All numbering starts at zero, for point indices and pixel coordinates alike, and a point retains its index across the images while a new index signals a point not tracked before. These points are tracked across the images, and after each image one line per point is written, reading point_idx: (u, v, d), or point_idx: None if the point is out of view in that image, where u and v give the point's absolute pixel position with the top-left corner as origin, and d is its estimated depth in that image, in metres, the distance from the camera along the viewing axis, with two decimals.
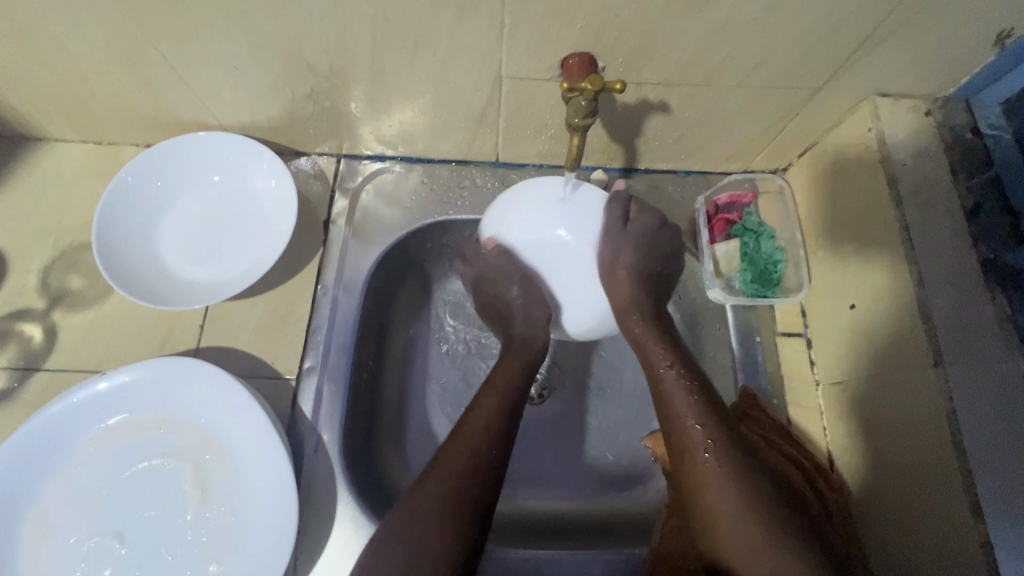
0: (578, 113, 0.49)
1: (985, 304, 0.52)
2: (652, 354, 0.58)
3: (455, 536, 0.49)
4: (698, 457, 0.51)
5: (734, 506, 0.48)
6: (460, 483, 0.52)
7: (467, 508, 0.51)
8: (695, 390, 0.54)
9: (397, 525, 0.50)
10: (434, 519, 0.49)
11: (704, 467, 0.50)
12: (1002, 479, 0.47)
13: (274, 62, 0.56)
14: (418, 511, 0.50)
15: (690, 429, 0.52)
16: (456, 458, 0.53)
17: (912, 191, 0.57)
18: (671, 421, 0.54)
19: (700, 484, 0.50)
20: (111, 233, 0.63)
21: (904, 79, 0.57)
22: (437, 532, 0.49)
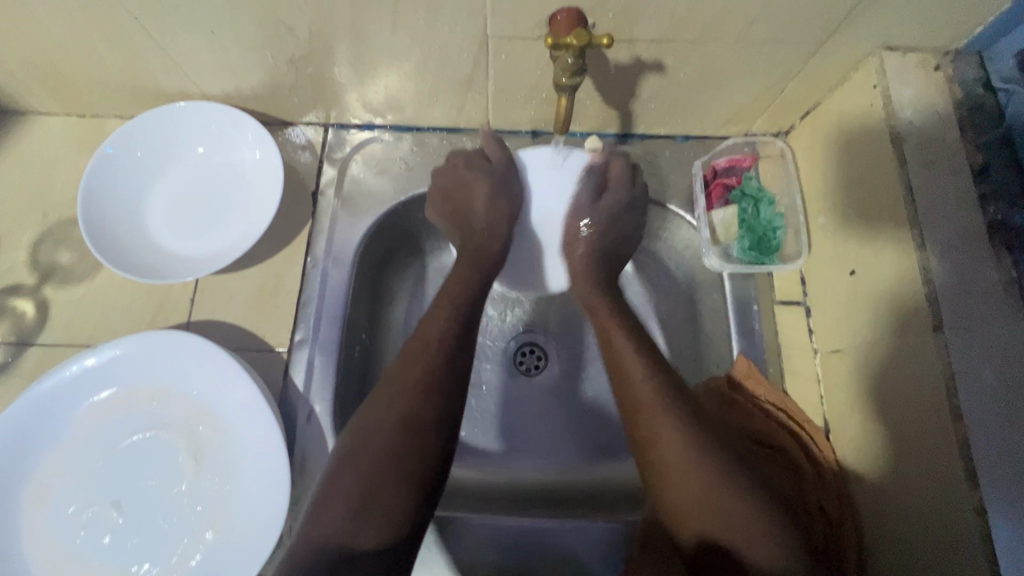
0: (566, 72, 0.48)
1: (990, 268, 0.50)
2: (598, 313, 0.61)
3: (414, 457, 0.49)
4: (650, 410, 0.53)
5: (684, 457, 0.50)
6: (415, 406, 0.51)
7: (418, 432, 0.50)
8: (641, 348, 0.57)
9: (350, 459, 0.49)
10: (389, 439, 0.49)
11: (654, 420, 0.52)
12: (1001, 445, 0.46)
13: (252, 25, 0.54)
14: (362, 439, 0.49)
15: (639, 380, 0.55)
16: (408, 382, 0.52)
17: (917, 149, 0.54)
18: (623, 378, 0.56)
19: (647, 430, 0.52)
20: (95, 208, 0.62)
21: (913, 31, 0.54)
22: (391, 461, 0.48)
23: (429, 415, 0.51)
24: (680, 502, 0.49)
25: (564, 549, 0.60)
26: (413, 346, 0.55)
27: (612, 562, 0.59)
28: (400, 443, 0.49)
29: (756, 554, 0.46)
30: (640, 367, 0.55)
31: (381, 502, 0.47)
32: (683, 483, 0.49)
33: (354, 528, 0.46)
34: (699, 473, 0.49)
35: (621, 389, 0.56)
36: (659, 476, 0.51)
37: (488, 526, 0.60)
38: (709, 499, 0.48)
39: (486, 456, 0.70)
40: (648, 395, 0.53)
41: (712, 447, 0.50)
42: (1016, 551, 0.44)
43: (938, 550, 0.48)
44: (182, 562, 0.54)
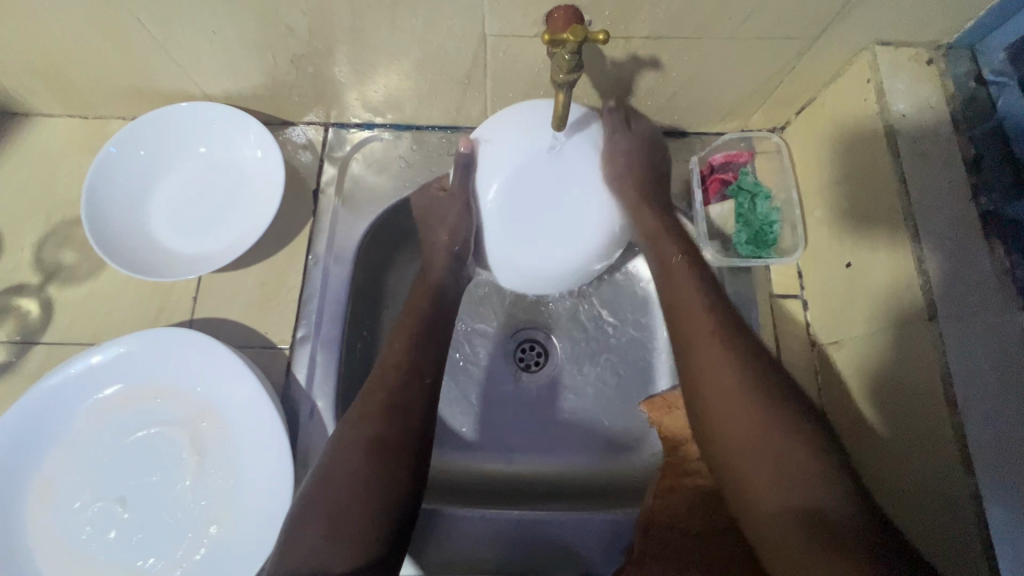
0: (563, 68, 0.47)
1: (984, 258, 0.51)
2: (663, 241, 0.59)
3: (382, 484, 0.49)
4: (701, 340, 0.52)
5: (736, 395, 0.48)
6: (378, 430, 0.51)
7: (386, 455, 0.50)
8: (702, 281, 0.56)
9: (316, 488, 0.48)
10: (354, 466, 0.49)
11: (708, 349, 0.51)
12: (996, 431, 0.47)
13: (252, 25, 0.54)
14: (332, 465, 0.49)
15: (699, 313, 0.53)
16: (372, 406, 0.52)
17: (911, 142, 0.55)
18: (678, 310, 0.55)
19: (697, 357, 0.52)
20: (99, 207, 0.63)
21: (905, 26, 0.55)
22: (357, 488, 0.48)
23: (392, 437, 0.51)
24: (730, 428, 0.48)
25: (564, 544, 0.60)
26: (379, 366, 0.56)
27: (612, 555, 0.59)
28: (367, 467, 0.49)
29: (816, 491, 0.43)
30: (699, 300, 0.54)
31: (352, 526, 0.47)
32: (738, 421, 0.48)
33: (325, 553, 0.46)
34: (760, 417, 0.47)
35: (681, 318, 0.54)
36: (713, 420, 0.49)
37: (489, 519, 0.61)
38: (762, 435, 0.46)
39: (485, 451, 0.70)
40: (703, 330, 0.52)
41: (772, 392, 0.48)
42: (1012, 536, 0.44)
43: (932, 538, 0.49)
44: (187, 556, 0.54)
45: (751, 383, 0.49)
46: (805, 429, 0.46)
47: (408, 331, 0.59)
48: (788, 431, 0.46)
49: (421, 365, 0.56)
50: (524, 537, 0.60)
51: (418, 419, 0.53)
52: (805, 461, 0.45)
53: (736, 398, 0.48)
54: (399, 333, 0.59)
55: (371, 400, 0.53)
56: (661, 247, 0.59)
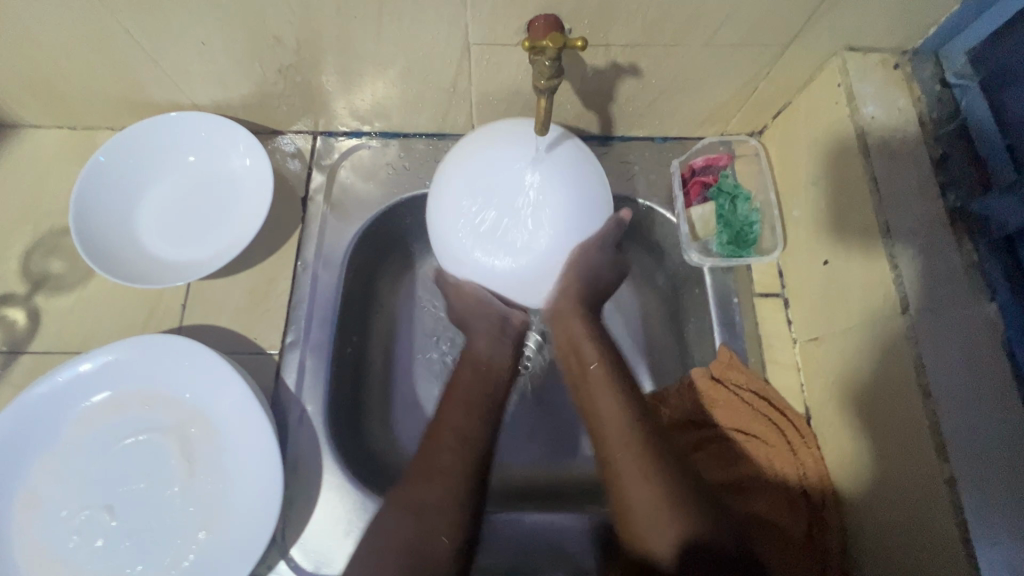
0: (543, 75, 0.49)
1: (953, 252, 0.53)
2: (562, 324, 0.61)
3: (435, 552, 0.48)
4: (597, 403, 0.56)
5: (622, 453, 0.52)
6: (427, 492, 0.51)
7: (435, 514, 0.50)
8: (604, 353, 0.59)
9: (365, 552, 0.48)
10: (397, 528, 0.49)
11: (605, 412, 0.55)
12: (969, 420, 0.48)
13: (241, 36, 0.56)
14: (384, 530, 0.50)
15: (606, 400, 0.55)
16: (419, 467, 0.53)
17: (880, 144, 0.57)
18: (590, 402, 0.57)
19: (600, 430, 0.55)
20: (87, 215, 0.64)
21: (872, 33, 0.57)
22: (402, 551, 0.48)
23: (433, 498, 0.51)
24: (631, 514, 0.50)
25: (554, 543, 0.60)
26: (439, 424, 0.56)
27: (603, 552, 0.60)
28: (412, 529, 0.49)
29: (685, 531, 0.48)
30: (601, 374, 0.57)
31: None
32: (643, 493, 0.50)
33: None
34: (666, 492, 0.49)
35: (589, 408, 0.57)
36: (620, 493, 0.51)
37: (480, 519, 0.61)
38: (660, 501, 0.49)
39: None
40: (607, 398, 0.56)
41: (659, 462, 0.51)
42: (988, 521, 0.45)
43: (914, 528, 0.50)
44: (175, 564, 0.54)
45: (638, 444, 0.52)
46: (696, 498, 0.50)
47: (462, 396, 0.59)
48: (668, 489, 0.49)
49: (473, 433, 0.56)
50: (516, 538, 0.60)
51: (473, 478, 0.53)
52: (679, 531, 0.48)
53: (647, 492, 0.50)
54: (451, 399, 0.59)
55: (421, 463, 0.53)
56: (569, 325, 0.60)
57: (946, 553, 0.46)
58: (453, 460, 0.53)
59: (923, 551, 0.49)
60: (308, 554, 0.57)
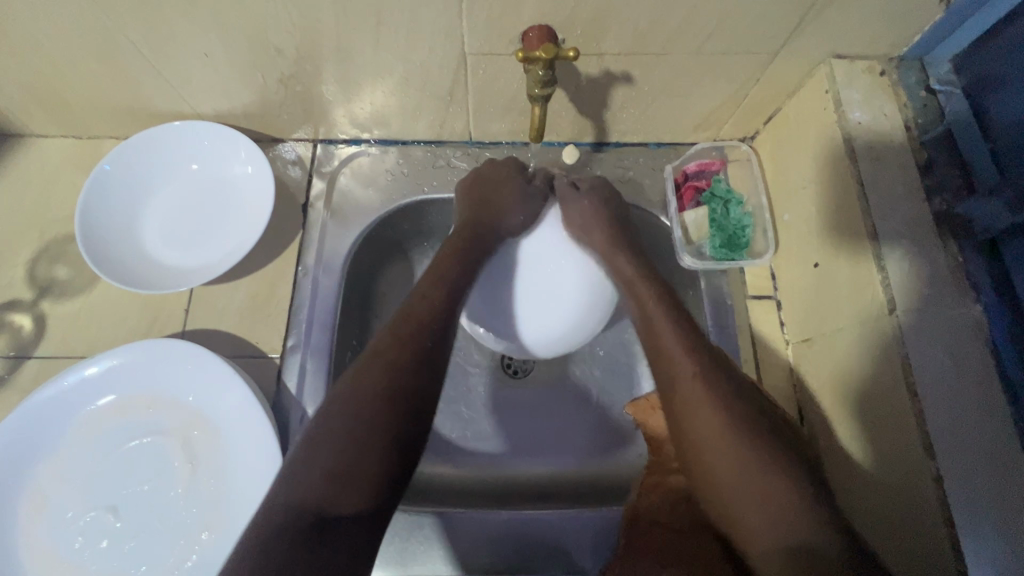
0: (538, 83, 0.51)
1: (939, 254, 0.54)
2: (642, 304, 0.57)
3: (390, 429, 0.45)
4: (687, 404, 0.48)
5: (707, 410, 0.47)
6: (405, 369, 0.48)
7: (406, 401, 0.47)
8: (685, 328, 0.53)
9: (329, 415, 0.45)
10: (375, 402, 0.46)
11: (691, 394, 0.48)
12: (956, 419, 0.49)
13: (243, 47, 0.57)
14: (353, 384, 0.47)
15: (679, 357, 0.50)
16: (397, 354, 0.49)
17: (868, 148, 0.58)
18: (660, 352, 0.52)
19: (669, 360, 0.51)
20: (92, 223, 0.65)
21: (858, 40, 0.59)
22: (377, 430, 0.45)
23: (415, 383, 0.48)
24: (720, 476, 0.45)
25: (553, 541, 0.61)
26: (409, 314, 0.52)
27: (600, 552, 0.61)
28: (377, 419, 0.45)
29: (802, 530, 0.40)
30: (679, 348, 0.51)
31: (357, 469, 0.43)
32: (724, 463, 0.45)
33: (322, 490, 0.42)
34: (752, 462, 0.44)
35: (659, 361, 0.52)
36: (707, 466, 0.46)
37: (479, 519, 0.62)
38: (750, 474, 0.43)
39: (475, 455, 0.72)
40: (684, 378, 0.49)
41: (750, 428, 0.46)
42: (975, 516, 0.46)
43: (904, 524, 0.51)
44: (178, 564, 0.55)
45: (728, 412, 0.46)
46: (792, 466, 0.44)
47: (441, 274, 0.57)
48: (766, 460, 0.44)
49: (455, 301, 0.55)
50: (514, 537, 0.61)
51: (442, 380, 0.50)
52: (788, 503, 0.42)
53: (732, 464, 0.44)
54: (432, 271, 0.57)
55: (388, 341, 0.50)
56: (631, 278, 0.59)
57: (934, 548, 0.47)
58: (416, 358, 0.49)
59: (912, 547, 0.50)
60: None
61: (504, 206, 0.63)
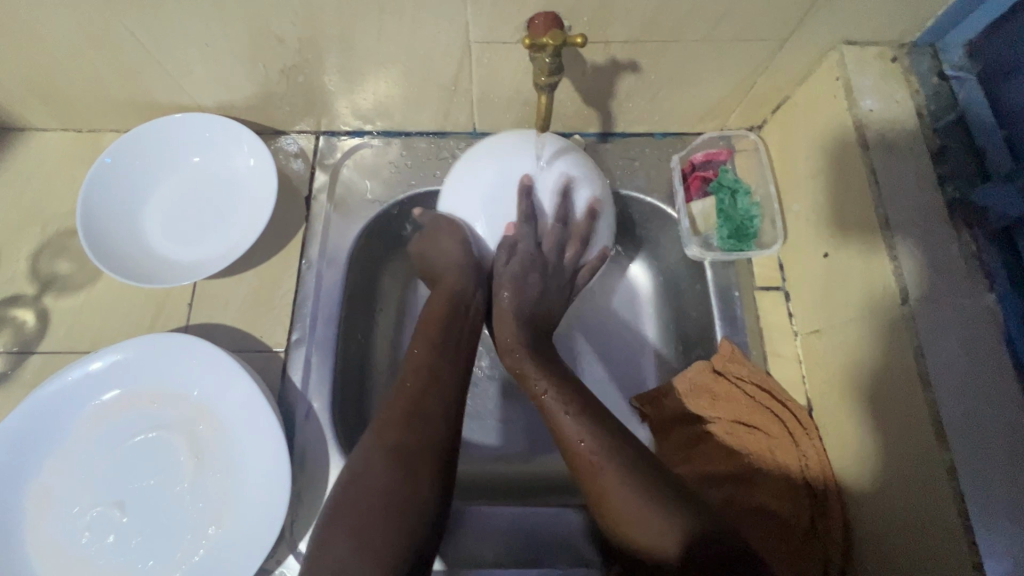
0: (544, 71, 0.50)
1: (952, 242, 0.53)
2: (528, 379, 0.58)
3: (405, 489, 0.48)
4: (593, 472, 0.51)
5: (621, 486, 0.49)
6: (401, 435, 0.51)
7: (416, 460, 0.50)
8: (570, 402, 0.55)
9: (343, 498, 0.48)
10: (379, 474, 0.49)
11: (597, 470, 0.51)
12: (970, 408, 0.48)
13: (243, 36, 0.56)
14: (360, 467, 0.49)
15: (573, 437, 0.53)
16: (393, 414, 0.53)
17: (879, 136, 0.58)
18: (563, 438, 0.54)
19: (563, 434, 0.54)
20: (94, 216, 0.64)
21: (869, 26, 0.58)
22: (384, 497, 0.47)
23: (414, 443, 0.51)
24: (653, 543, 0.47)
25: (561, 536, 0.60)
26: (410, 374, 0.56)
27: (607, 547, 0.60)
28: (389, 478, 0.48)
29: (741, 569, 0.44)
30: (575, 427, 0.53)
31: (377, 539, 0.45)
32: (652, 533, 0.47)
33: (351, 564, 0.44)
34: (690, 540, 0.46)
35: (564, 446, 0.54)
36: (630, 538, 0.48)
37: (486, 517, 0.62)
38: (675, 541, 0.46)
39: (483, 449, 0.71)
40: (581, 453, 0.52)
41: (660, 489, 0.49)
42: (989, 506, 0.46)
43: (917, 514, 0.50)
44: (186, 559, 0.55)
45: (630, 479, 0.49)
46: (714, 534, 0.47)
47: (428, 333, 0.60)
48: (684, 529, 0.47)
49: (442, 368, 0.57)
50: (521, 533, 0.61)
51: (438, 432, 0.52)
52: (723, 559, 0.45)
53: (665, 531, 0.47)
54: (418, 339, 0.60)
55: (394, 410, 0.53)
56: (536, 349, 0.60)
57: (948, 538, 0.47)
58: (416, 403, 0.54)
59: (927, 538, 0.49)
60: None
61: (453, 256, 0.62)
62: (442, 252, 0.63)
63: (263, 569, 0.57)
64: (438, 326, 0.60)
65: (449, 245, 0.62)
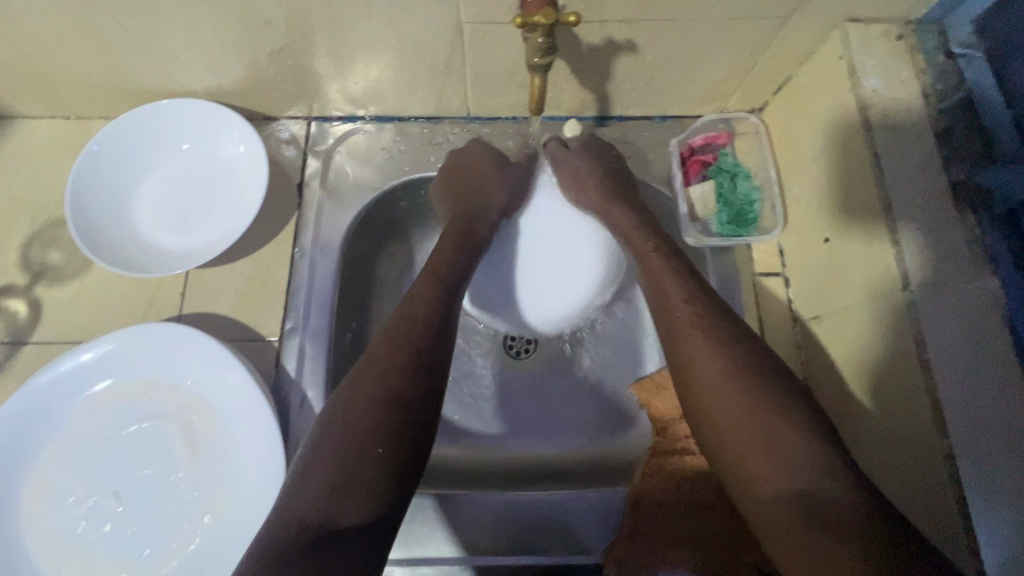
0: (537, 51, 0.49)
1: (956, 225, 0.52)
2: (637, 241, 0.61)
3: (388, 428, 0.47)
4: (691, 337, 0.52)
5: (724, 377, 0.48)
6: (399, 381, 0.50)
7: (398, 407, 0.48)
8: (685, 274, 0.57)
9: (328, 436, 0.46)
10: (366, 419, 0.47)
11: (694, 347, 0.51)
12: (970, 394, 0.48)
13: (228, 18, 0.54)
14: (345, 403, 0.48)
15: (675, 303, 0.55)
16: (384, 356, 0.51)
17: (883, 117, 0.56)
18: (662, 301, 0.56)
19: (661, 286, 0.57)
20: (82, 206, 0.63)
21: (875, 2, 0.56)
22: (378, 440, 0.46)
23: (411, 395, 0.49)
24: (731, 420, 0.47)
25: (558, 522, 0.60)
26: (405, 314, 0.54)
27: (604, 533, 0.60)
28: (374, 415, 0.47)
29: (809, 474, 0.41)
30: (677, 290, 0.55)
31: (361, 480, 0.44)
32: (739, 412, 0.47)
33: (326, 503, 0.43)
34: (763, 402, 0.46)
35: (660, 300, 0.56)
36: (708, 419, 0.49)
37: (482, 502, 0.61)
38: (757, 419, 0.45)
39: (481, 437, 0.71)
40: (689, 324, 0.53)
41: (750, 369, 0.49)
42: (989, 494, 0.45)
43: (916, 504, 0.50)
44: (183, 547, 0.55)
45: (730, 362, 0.49)
46: (799, 416, 0.45)
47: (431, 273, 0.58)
48: (766, 405, 0.46)
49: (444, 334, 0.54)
50: (518, 518, 0.61)
51: (421, 376, 0.51)
52: (804, 450, 0.43)
53: (747, 408, 0.46)
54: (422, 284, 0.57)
55: (383, 345, 0.52)
56: (642, 248, 0.60)
57: (948, 528, 0.46)
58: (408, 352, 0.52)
59: (924, 527, 0.49)
60: None
61: (501, 193, 0.66)
62: (485, 196, 0.65)
63: None
64: (439, 292, 0.57)
65: (499, 184, 0.66)
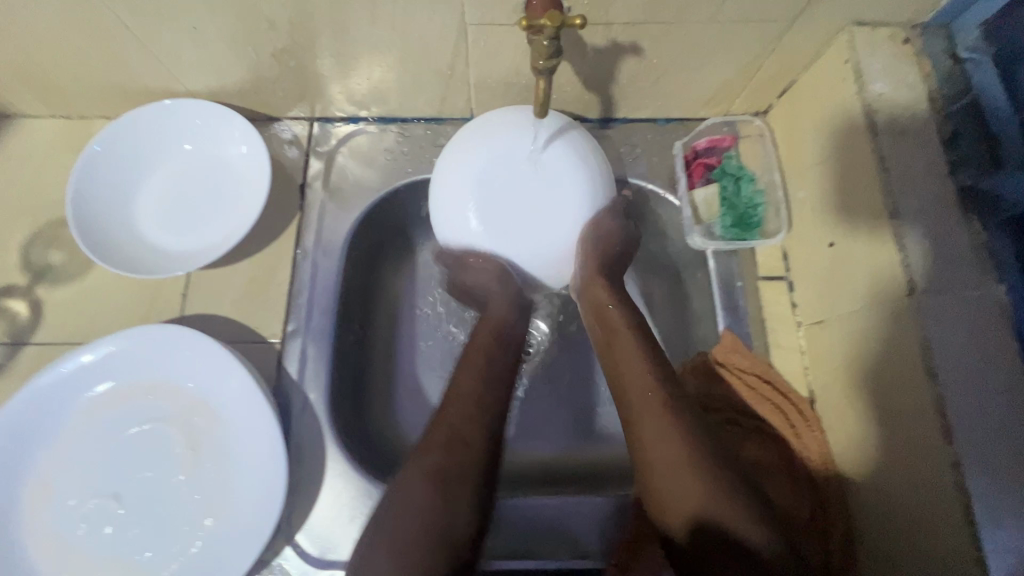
0: (542, 55, 0.48)
1: (962, 232, 0.52)
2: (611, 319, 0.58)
3: (449, 529, 0.45)
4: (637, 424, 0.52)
5: (668, 442, 0.50)
6: (445, 464, 0.48)
7: (464, 496, 0.47)
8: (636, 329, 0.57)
9: (390, 530, 0.45)
10: (422, 506, 0.46)
11: (645, 406, 0.52)
12: (976, 403, 0.47)
13: (231, 18, 0.54)
14: (403, 497, 0.47)
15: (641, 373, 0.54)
16: (435, 438, 0.50)
17: (889, 122, 0.56)
18: (621, 381, 0.55)
19: (618, 355, 0.56)
20: (84, 207, 0.63)
21: (881, 6, 0.56)
22: (435, 534, 0.45)
23: (428, 425, 0.52)
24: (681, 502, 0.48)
25: (560, 527, 0.60)
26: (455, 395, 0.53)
27: (606, 539, 0.60)
28: (433, 507, 0.46)
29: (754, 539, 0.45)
30: (643, 375, 0.54)
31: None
32: (681, 490, 0.48)
33: None
34: (722, 490, 0.47)
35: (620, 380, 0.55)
36: (641, 456, 0.51)
37: None
38: (684, 474, 0.48)
39: None
40: (644, 393, 0.53)
41: (700, 435, 0.50)
42: (993, 503, 0.45)
43: (920, 512, 0.49)
44: (184, 551, 0.55)
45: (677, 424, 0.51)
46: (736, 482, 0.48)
47: (474, 363, 0.56)
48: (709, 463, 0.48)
49: (489, 395, 0.54)
50: (521, 523, 0.61)
51: (479, 463, 0.49)
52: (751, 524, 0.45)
53: (692, 479, 0.48)
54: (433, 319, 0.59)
55: (440, 436, 0.50)
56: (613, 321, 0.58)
57: (952, 536, 0.46)
58: (473, 429, 0.51)
59: (928, 537, 0.49)
60: (312, 540, 0.58)
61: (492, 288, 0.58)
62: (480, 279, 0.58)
63: (260, 561, 0.57)
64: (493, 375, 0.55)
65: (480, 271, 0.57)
